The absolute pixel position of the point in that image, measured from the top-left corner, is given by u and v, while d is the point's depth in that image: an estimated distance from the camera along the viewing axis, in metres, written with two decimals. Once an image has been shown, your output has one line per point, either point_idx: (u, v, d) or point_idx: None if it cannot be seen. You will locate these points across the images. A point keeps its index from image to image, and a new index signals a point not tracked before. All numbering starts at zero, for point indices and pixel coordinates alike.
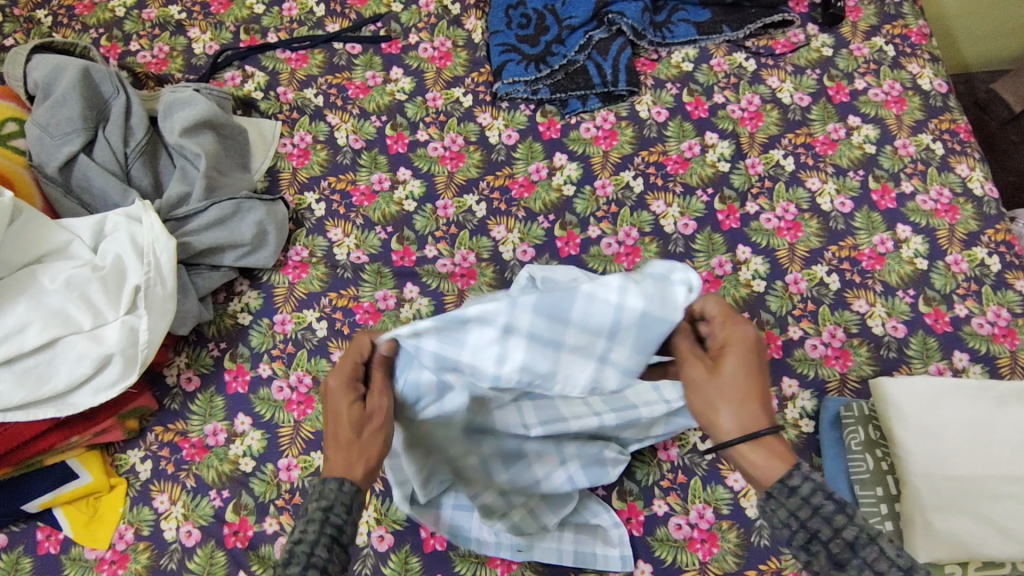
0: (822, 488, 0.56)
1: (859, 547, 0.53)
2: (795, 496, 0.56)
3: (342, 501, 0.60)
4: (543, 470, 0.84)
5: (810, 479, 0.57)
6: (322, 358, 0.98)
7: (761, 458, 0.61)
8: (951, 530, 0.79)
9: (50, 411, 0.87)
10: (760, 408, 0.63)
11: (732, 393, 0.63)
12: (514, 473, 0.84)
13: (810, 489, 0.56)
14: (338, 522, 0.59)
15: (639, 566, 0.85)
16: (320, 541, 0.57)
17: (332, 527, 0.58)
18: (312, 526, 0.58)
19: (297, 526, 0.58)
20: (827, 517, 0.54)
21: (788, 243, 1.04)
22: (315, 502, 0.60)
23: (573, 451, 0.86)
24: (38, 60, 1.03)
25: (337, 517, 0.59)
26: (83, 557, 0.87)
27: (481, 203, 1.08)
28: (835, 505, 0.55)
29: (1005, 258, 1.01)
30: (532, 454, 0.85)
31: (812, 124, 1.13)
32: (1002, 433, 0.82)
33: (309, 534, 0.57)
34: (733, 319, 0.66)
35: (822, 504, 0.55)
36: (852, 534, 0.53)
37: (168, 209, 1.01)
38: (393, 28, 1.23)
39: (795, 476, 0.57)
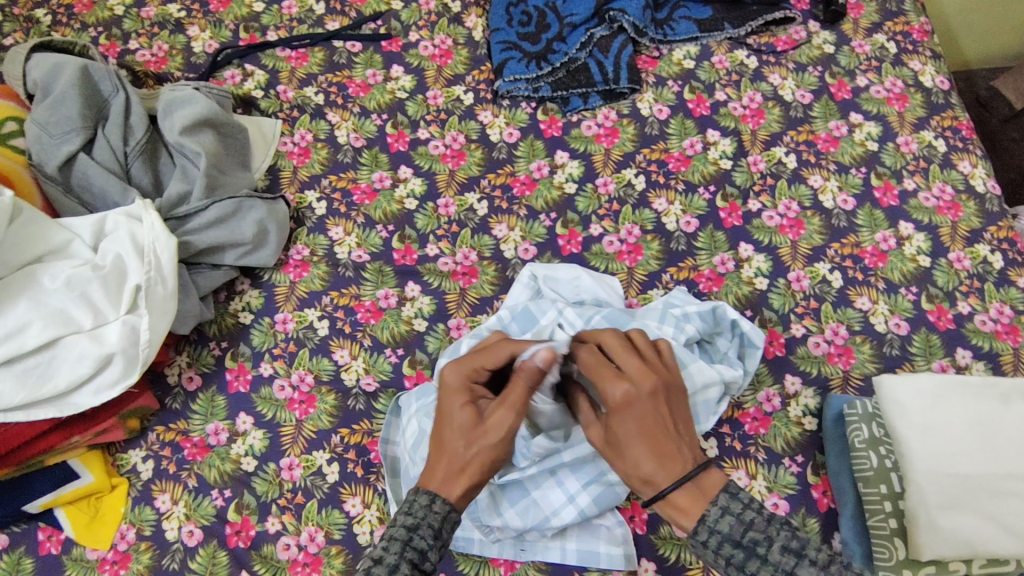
0: (727, 540, 0.61)
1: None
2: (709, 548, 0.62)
3: (429, 523, 0.63)
4: (548, 501, 0.84)
5: (715, 533, 0.61)
6: (323, 357, 0.97)
7: (678, 500, 0.64)
8: (955, 529, 0.78)
9: (50, 411, 0.86)
10: (659, 463, 0.65)
11: (632, 451, 0.66)
12: (521, 507, 0.84)
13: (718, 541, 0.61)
14: (419, 546, 0.62)
15: (643, 564, 0.84)
16: (400, 565, 0.60)
17: (415, 549, 0.62)
18: (395, 545, 0.62)
19: (381, 544, 0.62)
20: (738, 564, 0.60)
21: (790, 240, 1.03)
22: (404, 519, 0.64)
23: (578, 481, 0.84)
24: (37, 59, 1.02)
25: (421, 540, 0.63)
26: (85, 558, 0.87)
27: (482, 201, 1.08)
28: (744, 552, 0.59)
29: (1007, 255, 1.01)
30: (537, 487, 0.85)
31: (813, 122, 1.13)
32: (1006, 430, 0.82)
33: (389, 554, 0.61)
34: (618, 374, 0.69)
35: (732, 554, 0.60)
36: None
37: (168, 208, 1.00)
38: (393, 26, 1.23)
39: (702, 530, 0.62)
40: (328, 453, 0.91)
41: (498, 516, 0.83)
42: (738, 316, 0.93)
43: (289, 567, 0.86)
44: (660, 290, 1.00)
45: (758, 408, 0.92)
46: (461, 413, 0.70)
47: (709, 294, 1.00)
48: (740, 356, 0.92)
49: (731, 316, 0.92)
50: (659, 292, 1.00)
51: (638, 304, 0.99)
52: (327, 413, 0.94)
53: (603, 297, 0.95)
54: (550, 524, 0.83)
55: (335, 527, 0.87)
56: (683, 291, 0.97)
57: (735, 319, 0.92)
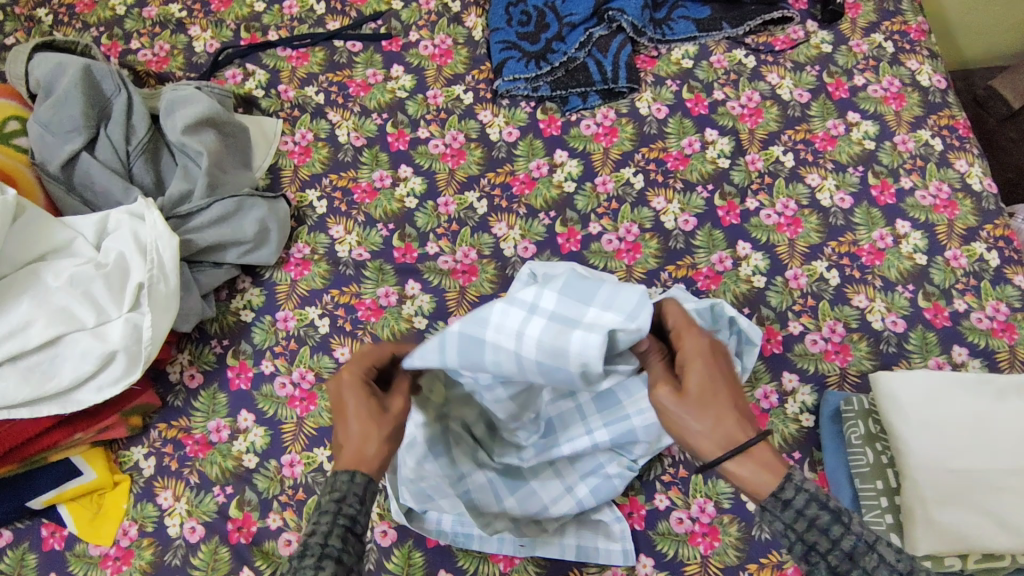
0: (815, 500, 0.58)
1: (859, 558, 0.55)
2: (789, 510, 0.59)
3: (354, 492, 0.62)
4: (547, 491, 0.86)
5: (802, 491, 0.59)
6: (324, 355, 0.98)
7: (753, 466, 0.62)
8: (952, 523, 0.79)
9: (54, 408, 0.87)
10: (737, 426, 0.64)
11: (707, 410, 0.64)
12: (520, 495, 0.86)
13: (803, 501, 0.58)
14: (351, 512, 0.61)
15: (641, 560, 0.85)
16: (332, 531, 0.59)
17: (345, 518, 0.60)
18: (325, 516, 0.60)
19: (312, 517, 0.60)
20: (823, 528, 0.57)
21: (787, 239, 1.04)
22: (329, 493, 0.62)
23: (576, 473, 0.87)
24: (39, 59, 1.03)
25: (348, 509, 0.61)
26: (88, 554, 0.88)
27: (482, 200, 1.08)
28: (830, 514, 0.57)
29: (1004, 253, 1.02)
30: (536, 476, 0.87)
31: (811, 121, 1.13)
32: (1002, 425, 0.83)
33: (321, 524, 0.59)
34: (694, 337, 0.69)
35: (818, 515, 0.57)
36: (850, 544, 0.56)
37: (170, 207, 1.01)
38: (393, 26, 1.24)
39: (788, 488, 0.60)
40: (329, 450, 0.92)
41: (495, 503, 0.85)
42: (735, 313, 0.91)
43: None
44: (659, 288, 1.01)
45: (755, 405, 0.93)
46: (358, 402, 0.70)
47: (707, 292, 1.01)
48: (737, 353, 0.93)
49: (729, 313, 0.91)
50: (657, 290, 1.01)
51: None
52: (328, 410, 0.95)
53: None
54: (549, 514, 0.85)
55: None
56: (681, 289, 0.97)
57: (732, 316, 0.91)
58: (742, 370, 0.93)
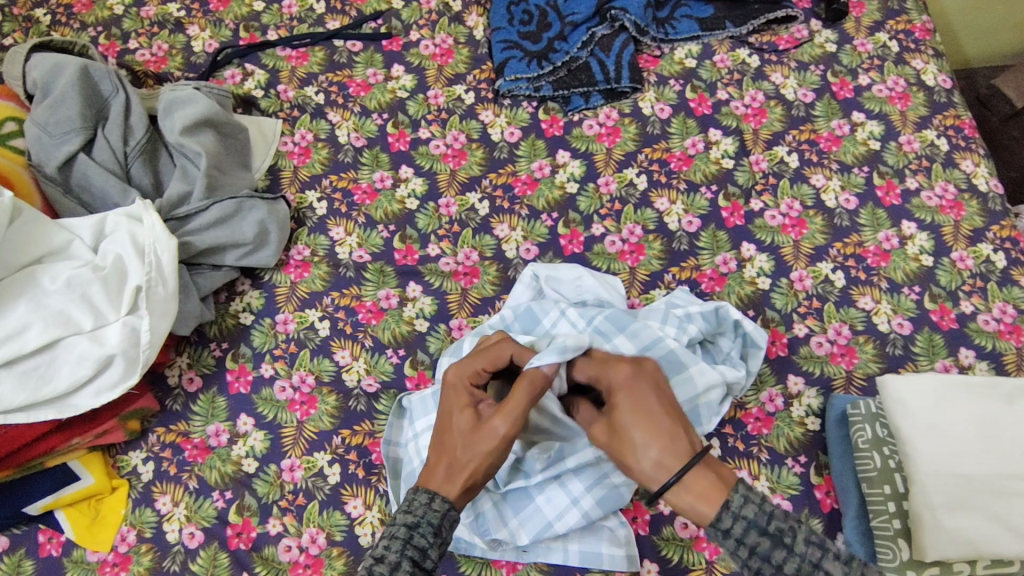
0: (753, 527, 0.60)
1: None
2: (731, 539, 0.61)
3: (429, 521, 0.64)
4: (553, 506, 0.84)
5: (740, 519, 0.60)
6: (325, 358, 0.97)
7: (695, 489, 0.63)
8: (960, 528, 0.78)
9: (50, 413, 0.86)
10: (677, 444, 0.65)
11: (643, 438, 0.66)
12: (525, 516, 0.84)
13: (743, 530, 0.60)
14: (419, 544, 0.63)
15: (645, 565, 0.84)
16: (401, 563, 0.61)
17: (414, 548, 0.62)
18: (394, 543, 0.62)
19: (382, 542, 0.63)
20: (765, 555, 0.60)
21: (792, 240, 1.03)
22: (403, 517, 0.65)
23: (581, 484, 0.83)
24: (37, 59, 1.02)
25: (421, 537, 0.63)
26: (86, 560, 0.87)
27: (483, 201, 1.07)
28: (769, 541, 0.60)
29: (1011, 254, 1.01)
30: (541, 492, 0.85)
31: (816, 121, 1.12)
32: (1010, 429, 0.82)
33: (390, 553, 0.61)
34: (619, 371, 0.72)
35: (757, 542, 0.60)
36: (794, 566, 0.59)
37: (169, 208, 1.00)
38: (393, 25, 1.23)
39: (726, 517, 0.61)
40: (329, 454, 0.91)
41: (503, 528, 0.84)
42: (741, 316, 0.92)
43: (291, 568, 0.85)
44: (663, 289, 1.00)
45: (761, 409, 0.92)
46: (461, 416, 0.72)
47: (711, 294, 1.00)
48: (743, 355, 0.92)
49: (734, 316, 0.91)
50: (661, 292, 1.00)
51: (639, 305, 0.99)
52: (328, 414, 0.94)
53: (605, 298, 0.94)
54: (554, 530, 0.83)
55: (337, 528, 0.87)
56: (685, 292, 0.96)
57: (738, 319, 0.91)
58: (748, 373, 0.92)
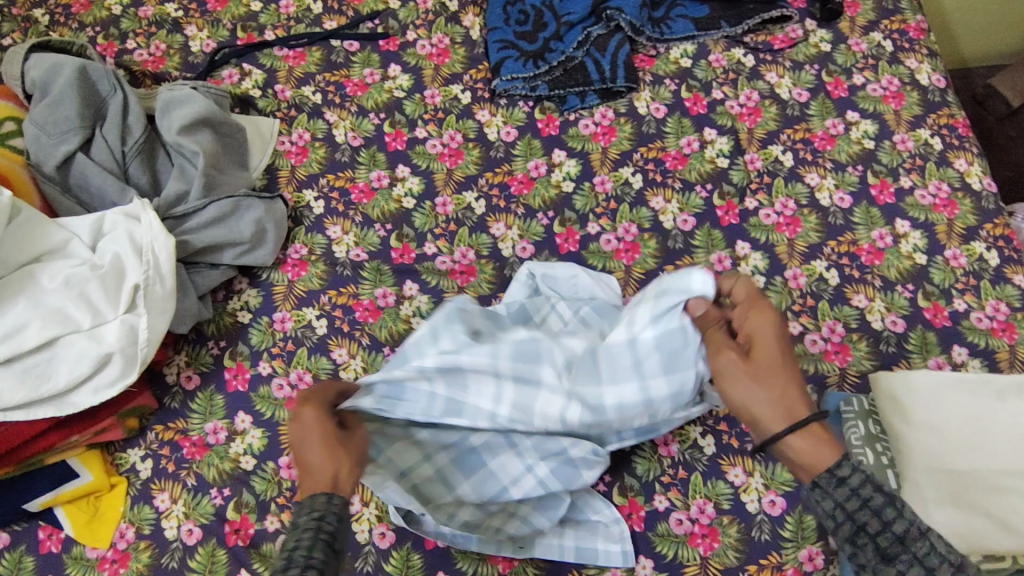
0: (870, 481, 0.58)
1: (910, 541, 0.55)
2: (845, 487, 0.58)
3: (333, 511, 0.58)
4: (506, 472, 0.83)
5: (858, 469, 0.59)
6: (322, 356, 0.98)
7: (804, 443, 0.62)
8: (950, 524, 0.79)
9: (50, 411, 0.86)
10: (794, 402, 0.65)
11: (769, 380, 0.66)
12: (478, 480, 0.83)
13: (859, 480, 0.58)
14: (330, 530, 0.57)
15: (641, 561, 0.85)
16: (315, 546, 0.55)
17: (327, 533, 0.56)
18: (306, 533, 0.56)
19: (289, 538, 0.56)
20: (875, 509, 0.57)
21: (787, 238, 1.04)
22: (306, 514, 0.58)
23: (536, 453, 0.83)
24: (35, 59, 1.03)
25: (329, 525, 0.57)
26: (85, 556, 0.87)
27: (480, 200, 1.08)
28: (884, 497, 0.57)
29: (1004, 252, 1.02)
30: (494, 457, 0.84)
31: (810, 120, 1.13)
32: (1002, 425, 0.82)
33: (303, 540, 0.55)
34: (760, 317, 0.70)
35: (871, 496, 0.57)
36: (902, 528, 0.56)
37: (167, 207, 1.01)
38: (390, 25, 1.23)
39: (844, 466, 0.60)
40: None
41: (446, 493, 0.82)
42: None
43: None
44: None
45: None
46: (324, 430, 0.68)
47: None
48: None
49: None
50: None
51: None
52: None
53: (600, 297, 0.95)
54: (510, 495, 0.83)
55: None
56: None
57: None
58: None
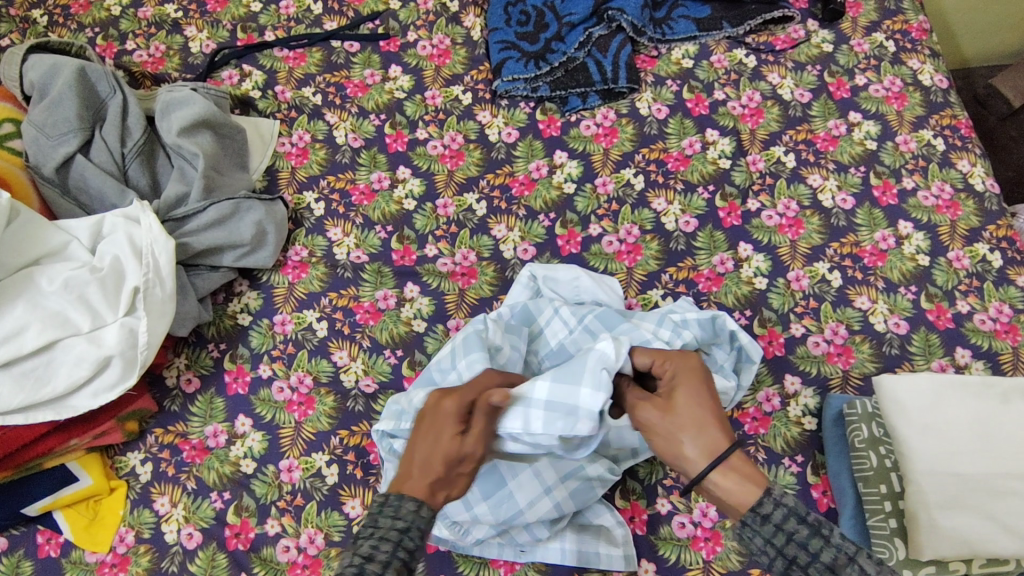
0: (794, 514, 0.59)
1: (841, 569, 0.56)
2: (768, 524, 0.59)
3: (418, 526, 0.61)
4: (524, 493, 0.82)
5: (781, 505, 0.60)
6: (323, 359, 0.97)
7: (731, 480, 0.65)
8: (955, 528, 0.78)
9: (49, 414, 0.86)
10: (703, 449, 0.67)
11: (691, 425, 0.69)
12: (495, 500, 0.82)
13: (782, 516, 0.59)
14: (411, 546, 0.60)
15: (643, 565, 0.84)
16: (392, 562, 0.58)
17: (405, 550, 0.59)
18: (385, 544, 0.58)
19: (370, 541, 0.59)
20: (801, 543, 0.57)
21: (789, 240, 1.03)
22: (390, 520, 0.60)
23: (556, 475, 0.83)
24: (34, 60, 1.02)
25: (410, 541, 0.60)
26: (84, 561, 0.87)
27: (481, 202, 1.07)
28: (809, 529, 0.58)
29: (1007, 254, 1.01)
30: (514, 477, 0.83)
31: (812, 121, 1.13)
32: (1006, 429, 0.82)
33: (381, 552, 0.58)
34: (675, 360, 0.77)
35: (796, 530, 0.58)
36: (829, 557, 0.56)
37: (166, 209, 1.00)
38: (391, 26, 1.23)
39: (767, 503, 0.61)
40: (327, 455, 0.91)
41: (464, 510, 0.82)
42: (737, 327, 0.90)
43: (289, 569, 0.85)
44: (660, 290, 1.00)
45: (758, 408, 0.92)
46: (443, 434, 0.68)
47: (709, 294, 1.00)
48: (735, 369, 0.91)
49: (731, 326, 0.89)
50: (659, 293, 1.00)
51: (637, 305, 0.99)
52: (326, 414, 0.94)
53: (603, 299, 0.94)
54: (526, 518, 0.82)
55: (335, 528, 0.87)
56: (688, 302, 0.96)
57: (733, 330, 0.89)
58: (740, 386, 0.91)
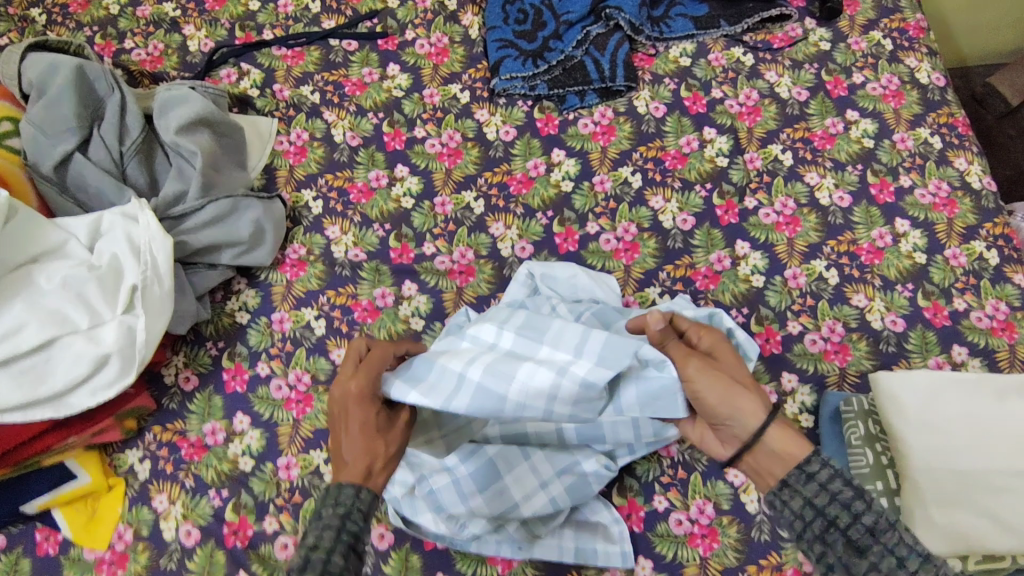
0: (839, 476, 0.64)
1: (881, 533, 0.60)
2: (813, 484, 0.64)
3: (359, 507, 0.64)
4: (521, 487, 0.84)
5: (828, 466, 0.65)
6: (321, 356, 0.97)
7: (781, 436, 0.68)
8: (951, 524, 0.79)
9: (48, 412, 0.86)
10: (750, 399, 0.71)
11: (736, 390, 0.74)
12: (490, 494, 0.83)
13: (826, 477, 0.64)
14: (354, 528, 0.62)
15: (640, 562, 0.85)
16: (337, 547, 0.60)
17: (350, 533, 0.62)
18: (329, 531, 0.61)
19: (314, 531, 0.61)
20: (844, 504, 0.62)
21: (786, 238, 1.03)
22: (332, 508, 0.63)
23: (552, 468, 0.86)
24: (33, 59, 1.02)
25: (353, 524, 0.63)
26: (83, 558, 0.87)
27: (479, 200, 1.08)
28: (851, 492, 0.62)
29: (1004, 251, 1.02)
30: (509, 472, 0.85)
31: (810, 119, 1.13)
32: (1003, 425, 0.82)
33: (325, 539, 0.60)
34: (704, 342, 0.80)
35: (840, 491, 0.63)
36: (871, 521, 0.60)
37: (164, 207, 1.00)
38: (389, 25, 1.23)
39: (814, 463, 0.65)
40: (325, 452, 0.92)
41: (461, 503, 0.82)
42: (734, 324, 0.92)
43: (287, 566, 0.86)
44: (657, 288, 1.00)
45: None
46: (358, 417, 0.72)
47: (706, 292, 1.00)
48: None
49: (726, 324, 0.91)
50: (656, 291, 1.00)
51: (634, 303, 0.99)
52: (325, 412, 0.94)
53: (600, 297, 0.95)
54: (521, 511, 0.83)
55: None
56: (684, 299, 0.96)
57: (731, 327, 0.91)
58: None
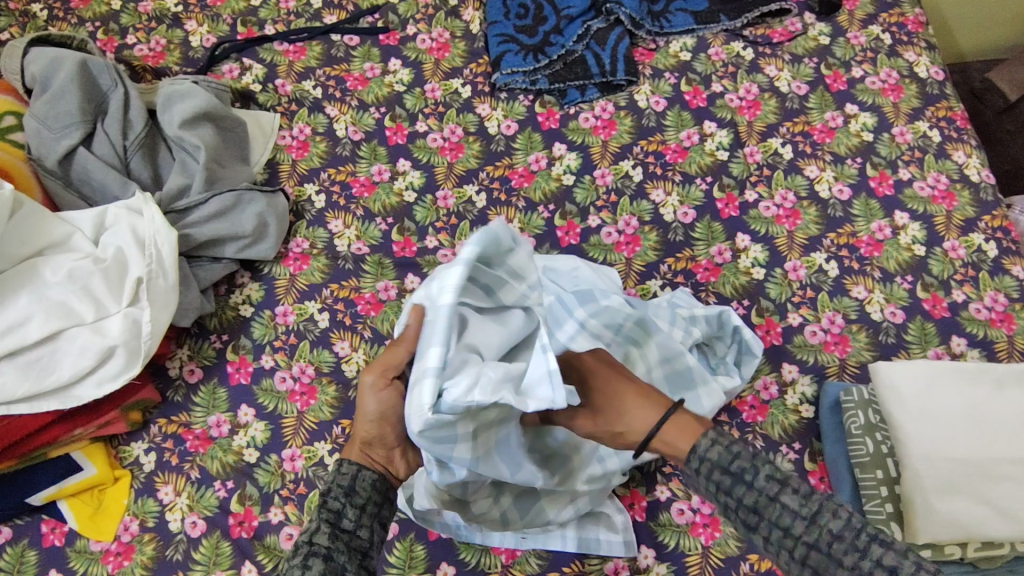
0: (718, 465, 0.60)
1: (763, 510, 0.57)
2: (700, 476, 0.61)
3: (339, 484, 0.62)
4: (554, 503, 0.83)
5: (705, 460, 0.60)
6: (324, 349, 0.98)
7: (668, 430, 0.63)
8: (952, 512, 0.79)
9: (54, 404, 0.87)
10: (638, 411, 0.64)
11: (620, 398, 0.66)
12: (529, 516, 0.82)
13: (708, 467, 0.60)
14: (335, 506, 0.61)
15: (643, 551, 0.85)
16: (319, 528, 0.59)
17: (329, 511, 0.60)
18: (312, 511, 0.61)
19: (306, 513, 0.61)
20: (726, 490, 0.59)
21: (786, 230, 1.04)
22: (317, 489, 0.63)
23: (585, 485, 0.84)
24: (35, 53, 1.03)
25: (335, 500, 0.61)
26: (89, 549, 0.87)
27: (481, 193, 1.08)
28: (731, 478, 0.59)
29: (1002, 243, 1.03)
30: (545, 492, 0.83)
31: (809, 113, 1.14)
32: (1000, 414, 0.83)
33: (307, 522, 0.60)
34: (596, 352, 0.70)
35: (720, 479, 0.59)
36: (752, 499, 0.58)
37: (169, 201, 1.01)
38: (390, 20, 1.23)
39: (693, 456, 0.61)
40: (329, 444, 0.92)
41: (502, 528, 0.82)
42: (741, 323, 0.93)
43: None
44: (658, 281, 1.01)
45: (756, 397, 0.93)
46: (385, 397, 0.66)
47: (707, 285, 1.01)
48: (736, 362, 0.93)
49: (735, 322, 0.93)
50: (657, 284, 1.01)
51: (636, 295, 1.00)
52: (328, 404, 0.95)
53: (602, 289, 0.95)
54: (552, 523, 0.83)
55: None
56: (685, 293, 0.97)
57: (738, 325, 0.92)
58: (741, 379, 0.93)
